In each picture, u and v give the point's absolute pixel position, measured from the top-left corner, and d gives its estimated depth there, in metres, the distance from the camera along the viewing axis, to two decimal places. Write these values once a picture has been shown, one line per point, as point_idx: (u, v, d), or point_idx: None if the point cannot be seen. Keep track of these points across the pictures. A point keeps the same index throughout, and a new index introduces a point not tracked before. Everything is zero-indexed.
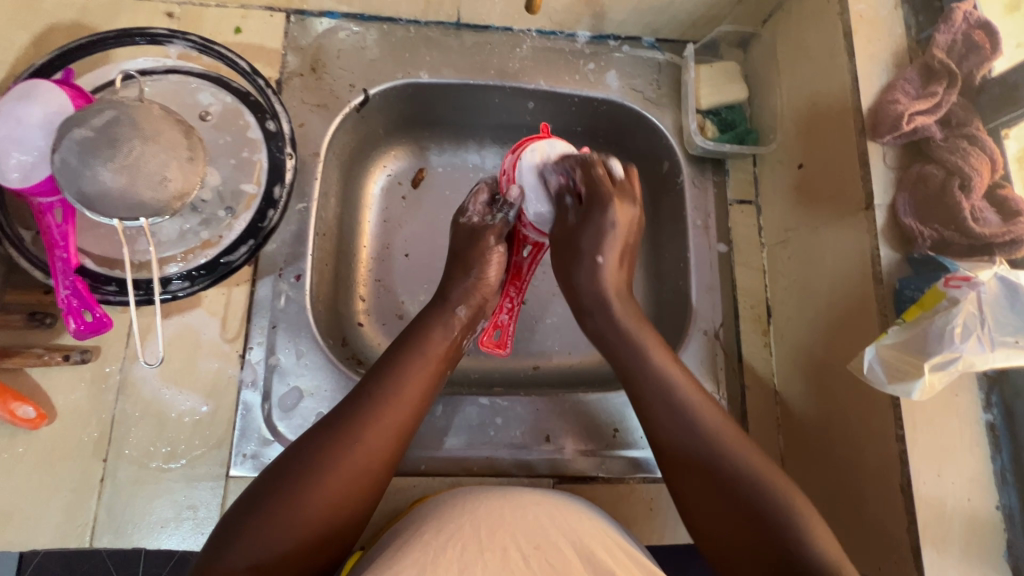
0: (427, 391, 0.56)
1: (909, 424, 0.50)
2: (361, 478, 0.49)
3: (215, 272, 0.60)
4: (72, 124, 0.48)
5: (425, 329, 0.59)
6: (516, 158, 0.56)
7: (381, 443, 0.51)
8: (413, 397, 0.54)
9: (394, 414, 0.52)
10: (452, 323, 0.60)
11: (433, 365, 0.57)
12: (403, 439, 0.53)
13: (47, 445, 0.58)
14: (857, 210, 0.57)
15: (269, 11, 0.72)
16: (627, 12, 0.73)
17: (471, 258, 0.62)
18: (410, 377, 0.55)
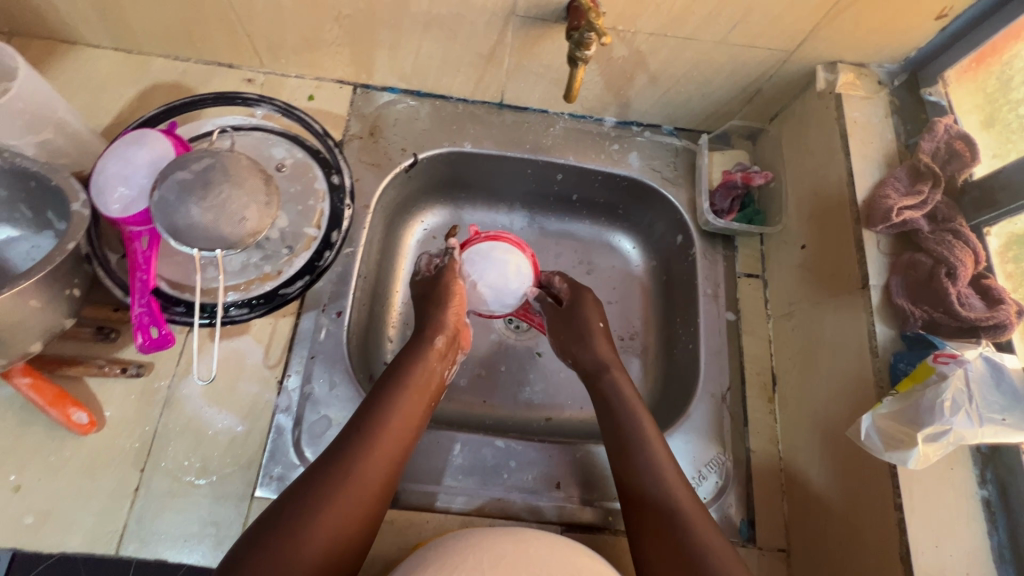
0: (412, 422, 0.62)
1: (906, 493, 0.53)
2: (353, 512, 0.54)
3: (272, 299, 0.68)
4: (174, 167, 0.56)
5: (413, 360, 0.66)
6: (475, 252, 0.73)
7: (373, 475, 0.56)
8: (404, 425, 0.61)
9: (387, 442, 0.58)
10: (433, 354, 0.67)
11: (420, 394, 0.63)
12: (397, 465, 0.59)
13: (92, 451, 0.62)
14: (855, 289, 0.62)
15: (340, 83, 0.83)
16: (650, 104, 0.82)
17: (449, 291, 0.71)
18: (401, 405, 0.61)
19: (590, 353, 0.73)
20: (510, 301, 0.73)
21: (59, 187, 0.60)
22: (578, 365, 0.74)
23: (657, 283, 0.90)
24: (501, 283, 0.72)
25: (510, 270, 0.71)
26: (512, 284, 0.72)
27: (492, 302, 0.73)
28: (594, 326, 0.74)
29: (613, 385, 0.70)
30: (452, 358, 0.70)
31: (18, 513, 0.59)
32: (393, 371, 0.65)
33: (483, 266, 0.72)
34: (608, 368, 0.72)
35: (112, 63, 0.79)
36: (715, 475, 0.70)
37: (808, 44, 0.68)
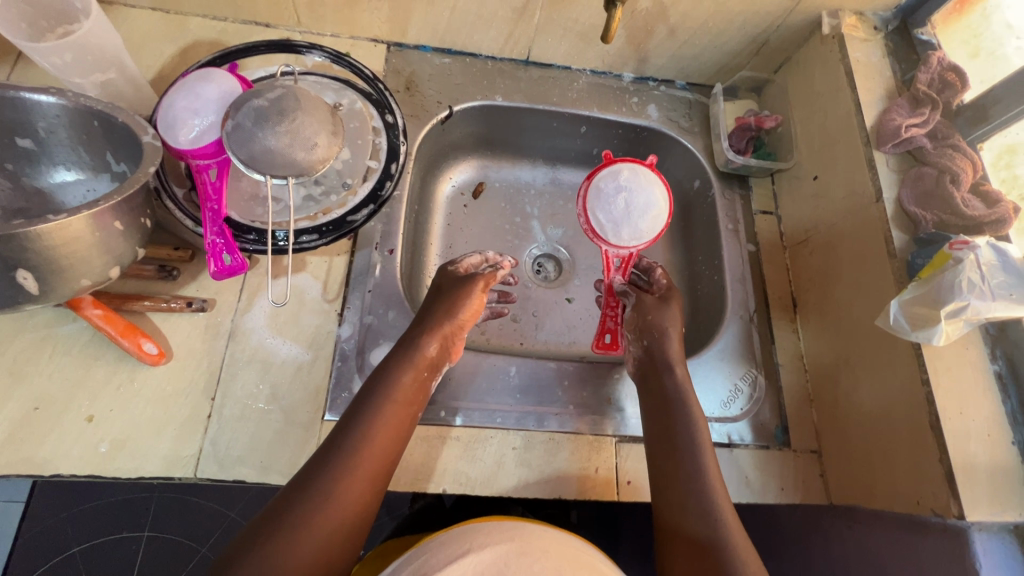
0: (398, 433, 0.59)
1: (931, 369, 0.60)
2: (333, 533, 0.51)
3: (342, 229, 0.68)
4: (250, 96, 0.59)
5: (400, 368, 0.62)
6: (591, 189, 0.69)
7: (353, 494, 0.54)
8: (387, 438, 0.58)
9: (370, 460, 0.56)
10: (423, 361, 0.64)
11: (403, 406, 0.60)
12: (382, 479, 0.57)
13: (163, 381, 0.63)
14: (869, 204, 0.69)
15: (374, 42, 0.87)
16: (666, 59, 0.89)
17: (456, 301, 0.68)
18: (386, 420, 0.59)
19: (663, 346, 0.69)
20: (618, 236, 0.68)
21: (125, 125, 0.61)
22: (643, 354, 0.71)
23: (675, 230, 0.96)
24: (630, 214, 0.67)
25: (648, 214, 0.67)
26: (636, 224, 0.67)
27: (607, 218, 0.67)
28: (675, 325, 0.71)
29: (675, 384, 0.67)
30: (442, 366, 0.67)
31: (92, 442, 0.60)
32: (381, 384, 0.61)
33: (635, 185, 0.67)
34: (673, 366, 0.68)
35: (150, 21, 0.81)
36: (749, 388, 0.75)
37: None
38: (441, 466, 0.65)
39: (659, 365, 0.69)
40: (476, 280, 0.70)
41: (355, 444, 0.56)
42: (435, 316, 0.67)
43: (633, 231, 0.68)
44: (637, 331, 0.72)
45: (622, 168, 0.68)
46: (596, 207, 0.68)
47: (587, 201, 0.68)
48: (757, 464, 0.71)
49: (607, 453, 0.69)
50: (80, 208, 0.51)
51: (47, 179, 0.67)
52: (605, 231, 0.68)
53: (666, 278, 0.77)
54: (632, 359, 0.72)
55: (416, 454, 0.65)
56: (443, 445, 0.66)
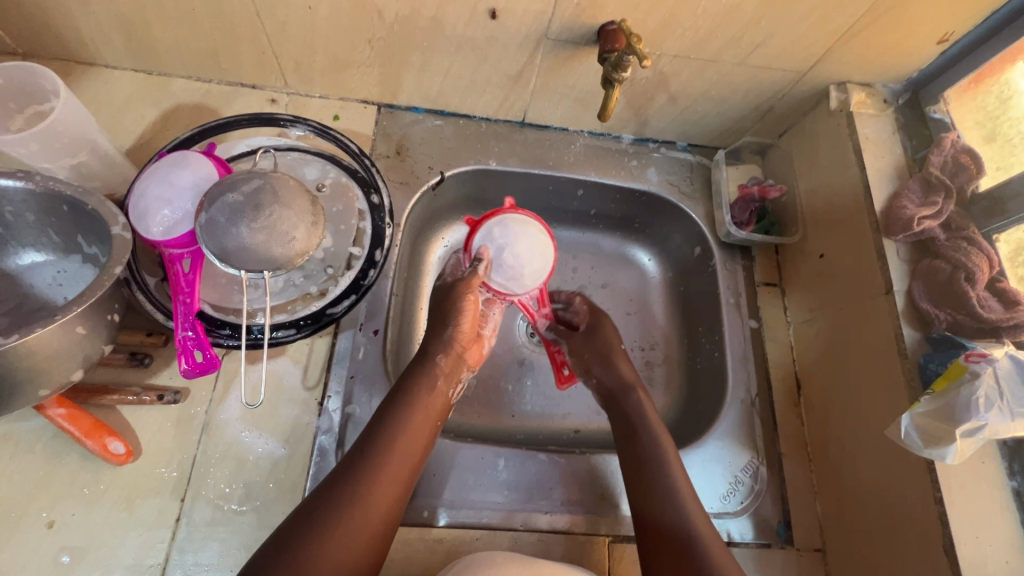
0: (421, 441, 0.59)
1: (944, 487, 0.56)
2: (361, 541, 0.51)
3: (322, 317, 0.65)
4: (224, 189, 0.56)
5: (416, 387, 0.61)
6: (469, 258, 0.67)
7: (381, 498, 0.53)
8: (407, 448, 0.57)
9: (395, 465, 0.56)
10: (438, 375, 0.63)
11: (423, 421, 0.60)
12: (403, 491, 0.56)
13: (130, 481, 0.60)
14: (878, 295, 0.66)
15: (365, 104, 0.83)
16: (666, 122, 0.86)
17: (450, 315, 0.65)
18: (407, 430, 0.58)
19: (614, 373, 0.73)
20: (523, 286, 0.66)
21: (97, 212, 0.58)
22: (600, 385, 0.75)
23: (675, 295, 0.92)
24: (522, 264, 0.65)
25: (535, 250, 0.65)
26: (533, 268, 0.65)
27: (504, 277, 0.66)
28: (617, 346, 0.76)
29: (636, 403, 0.70)
30: (457, 377, 0.66)
31: (52, 552, 0.56)
32: (397, 403, 0.60)
33: (511, 237, 0.65)
34: (631, 387, 0.72)
35: (132, 85, 0.78)
36: (751, 479, 0.72)
37: (821, 65, 0.73)
38: (423, 572, 0.61)
39: (618, 394, 0.72)
40: (465, 284, 0.65)
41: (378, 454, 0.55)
42: (448, 330, 0.66)
43: (532, 273, 0.66)
44: (588, 365, 0.76)
45: (490, 226, 0.66)
46: (489, 264, 0.65)
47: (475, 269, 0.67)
48: (757, 565, 0.67)
49: (598, 555, 0.65)
50: (36, 325, 0.48)
51: (12, 261, 0.64)
52: (510, 289, 0.66)
53: (586, 305, 0.80)
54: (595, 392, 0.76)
55: (397, 559, 0.62)
56: (426, 549, 0.62)
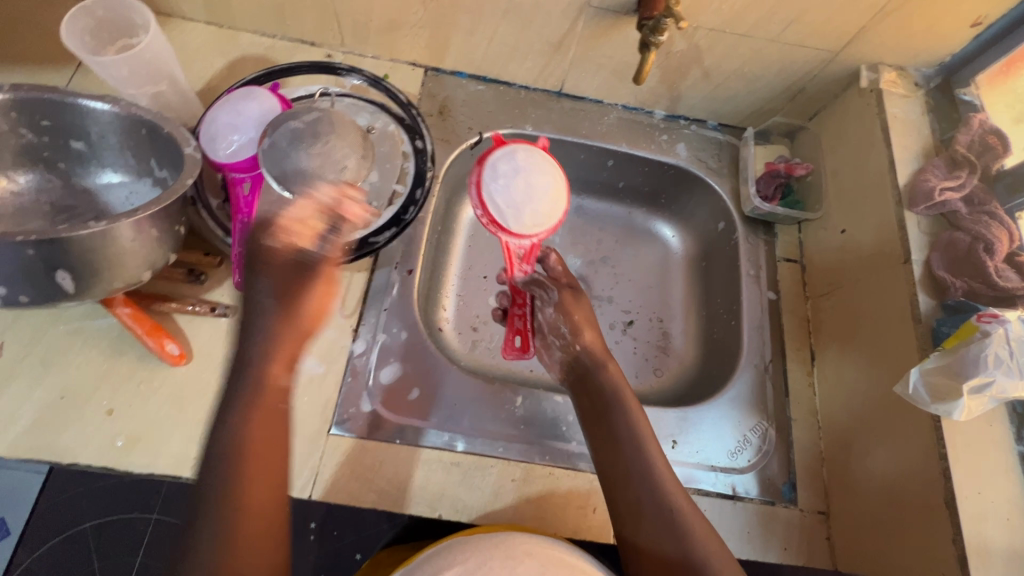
0: (275, 432, 0.53)
1: (949, 444, 0.58)
2: (262, 546, 0.48)
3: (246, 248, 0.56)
4: (287, 118, 0.62)
5: (246, 408, 0.52)
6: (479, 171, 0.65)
7: (262, 498, 0.50)
8: (265, 482, 0.50)
9: (258, 464, 0.50)
10: (265, 356, 0.53)
11: (267, 439, 0.51)
12: (277, 483, 0.51)
13: (181, 381, 0.66)
14: (896, 263, 0.68)
15: (413, 65, 0.89)
16: (699, 99, 0.89)
17: (296, 293, 0.55)
18: (247, 471, 0.50)
19: (585, 345, 0.69)
20: (519, 222, 0.65)
21: (170, 136, 0.64)
22: (574, 357, 0.70)
23: (696, 269, 0.95)
24: (527, 199, 0.64)
25: (548, 196, 0.65)
26: (534, 211, 0.65)
27: (505, 202, 0.64)
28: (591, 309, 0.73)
29: (611, 383, 0.67)
30: (290, 353, 0.55)
31: (109, 437, 0.62)
32: (226, 444, 0.50)
33: (529, 169, 0.65)
34: (604, 362, 0.69)
35: (204, 35, 0.85)
36: (758, 439, 0.74)
37: (854, 45, 0.75)
38: (440, 491, 0.65)
39: (590, 366, 0.68)
40: (310, 266, 0.55)
41: (217, 507, 0.48)
42: (258, 328, 0.54)
43: (533, 215, 0.65)
44: (560, 331, 0.71)
45: (515, 150, 0.66)
46: (496, 183, 0.64)
47: (481, 182, 0.64)
48: (760, 520, 0.69)
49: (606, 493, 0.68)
50: (118, 219, 0.54)
51: (94, 179, 0.70)
52: (505, 218, 0.64)
53: (563, 269, 0.74)
54: (559, 363, 0.72)
55: (416, 476, 0.66)
56: (444, 471, 0.66)
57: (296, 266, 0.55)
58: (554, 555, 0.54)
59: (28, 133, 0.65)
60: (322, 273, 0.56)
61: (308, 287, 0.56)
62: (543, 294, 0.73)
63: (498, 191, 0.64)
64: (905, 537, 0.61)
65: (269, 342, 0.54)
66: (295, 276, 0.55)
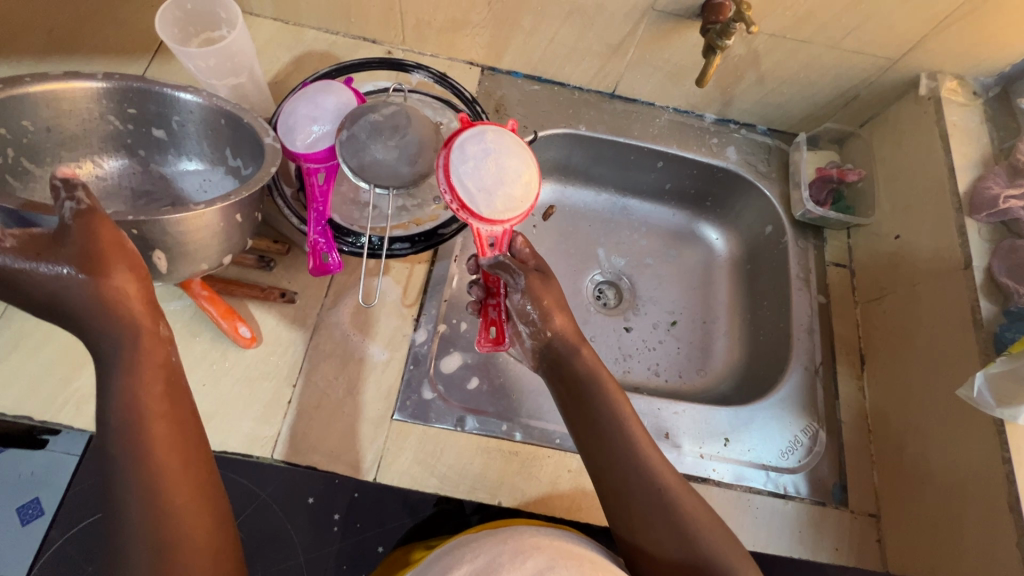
0: (163, 403, 0.50)
1: (1013, 447, 0.60)
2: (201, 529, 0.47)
3: None
4: (366, 111, 0.64)
5: (131, 366, 0.49)
6: (447, 152, 0.61)
7: (179, 480, 0.48)
8: (175, 447, 0.49)
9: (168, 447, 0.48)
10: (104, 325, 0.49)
11: (170, 416, 0.50)
12: (195, 458, 0.50)
13: (251, 364, 0.68)
14: (956, 270, 0.70)
15: (470, 65, 0.91)
16: (751, 104, 0.90)
17: (97, 254, 0.48)
18: (155, 436, 0.48)
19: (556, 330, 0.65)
20: (490, 207, 0.59)
21: (249, 127, 0.65)
22: (545, 346, 0.65)
23: (741, 272, 0.95)
24: (501, 182, 0.60)
25: (520, 179, 0.61)
26: (506, 193, 0.60)
27: (476, 184, 0.59)
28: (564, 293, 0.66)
29: (587, 367, 0.64)
30: (146, 320, 0.51)
31: None
32: (117, 405, 0.48)
33: (502, 150, 0.61)
34: (579, 350, 0.65)
35: (270, 30, 0.88)
36: (808, 440, 0.75)
37: (914, 53, 0.76)
38: (499, 478, 0.67)
39: (563, 354, 0.65)
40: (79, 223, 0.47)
41: (134, 475, 0.46)
42: (73, 295, 0.48)
43: (505, 198, 0.60)
44: (529, 317, 0.64)
45: (487, 131, 0.62)
46: (471, 164, 0.59)
47: (450, 163, 0.60)
48: (811, 520, 0.70)
49: None
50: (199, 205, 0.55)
51: (171, 167, 0.72)
52: (475, 202, 0.59)
53: (529, 250, 0.66)
54: (530, 353, 0.67)
55: (476, 463, 0.67)
56: (504, 459, 0.68)
57: (48, 238, 0.48)
58: (562, 547, 0.53)
59: (115, 120, 0.67)
60: (102, 241, 0.48)
61: (90, 254, 0.48)
62: (509, 279, 0.62)
63: (458, 170, 0.59)
64: (961, 537, 0.63)
65: (87, 307, 0.49)
66: (49, 249, 0.47)
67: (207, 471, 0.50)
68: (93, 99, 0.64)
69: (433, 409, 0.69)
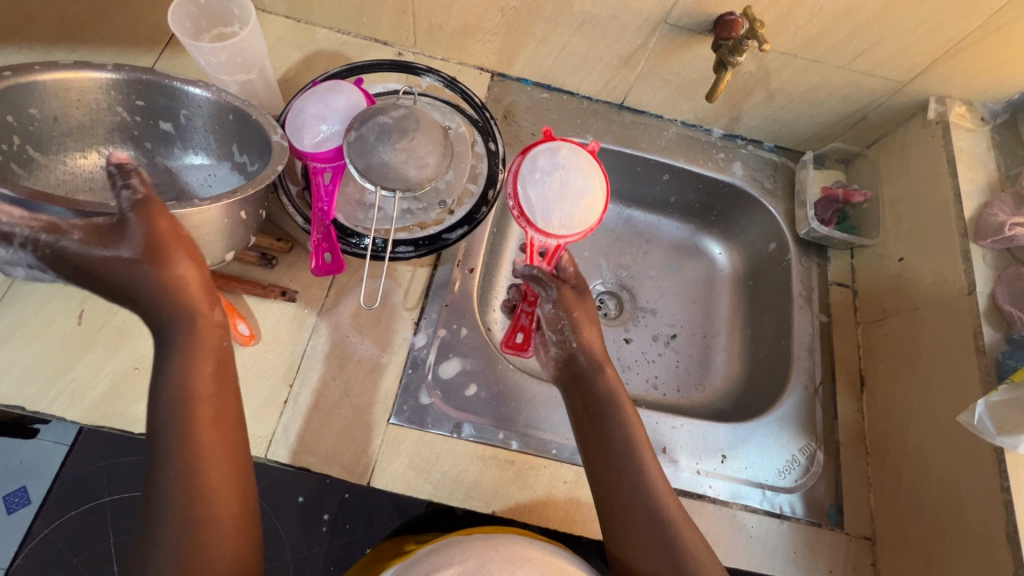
0: (212, 388, 0.51)
1: (1012, 477, 0.60)
2: (230, 514, 0.48)
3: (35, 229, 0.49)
4: (376, 113, 0.64)
5: (188, 348, 0.51)
6: (522, 162, 0.65)
7: (216, 466, 0.49)
8: (217, 428, 0.50)
9: (210, 431, 0.49)
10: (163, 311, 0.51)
11: (217, 402, 0.51)
12: (233, 445, 0.51)
13: (248, 361, 0.67)
14: (959, 295, 0.70)
15: (480, 70, 0.91)
16: (758, 120, 0.90)
17: (161, 246, 0.50)
18: (200, 418, 0.49)
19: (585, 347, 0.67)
20: (547, 222, 0.63)
21: (257, 124, 0.65)
22: (569, 357, 0.68)
23: (743, 288, 0.95)
24: (562, 201, 0.62)
25: (582, 201, 0.62)
26: (565, 211, 0.62)
27: (538, 198, 0.63)
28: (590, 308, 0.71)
29: (607, 387, 0.65)
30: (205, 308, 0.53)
31: None
32: (169, 386, 0.50)
33: (571, 169, 0.63)
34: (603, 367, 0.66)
35: (282, 28, 0.88)
36: (805, 460, 0.74)
37: (923, 77, 0.77)
38: (494, 487, 0.66)
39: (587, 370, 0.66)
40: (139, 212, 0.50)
41: (176, 455, 0.48)
42: (140, 283, 0.50)
43: (563, 217, 0.63)
44: (559, 328, 0.68)
45: (563, 148, 0.64)
46: (537, 178, 0.63)
47: (521, 174, 0.64)
48: (806, 540, 0.69)
49: None
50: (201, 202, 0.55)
51: (177, 160, 0.72)
52: (533, 213, 0.63)
53: (574, 271, 0.71)
54: (555, 361, 0.70)
55: (471, 471, 0.67)
56: (500, 468, 0.67)
57: (112, 230, 0.50)
58: (549, 560, 0.53)
59: (123, 112, 0.67)
60: (158, 231, 0.50)
61: (152, 247, 0.50)
62: (542, 291, 0.69)
63: (526, 183, 0.63)
64: (954, 564, 0.63)
65: (154, 296, 0.51)
66: (114, 241, 0.49)
67: (244, 457, 0.52)
68: (102, 89, 0.64)
69: (430, 414, 0.68)
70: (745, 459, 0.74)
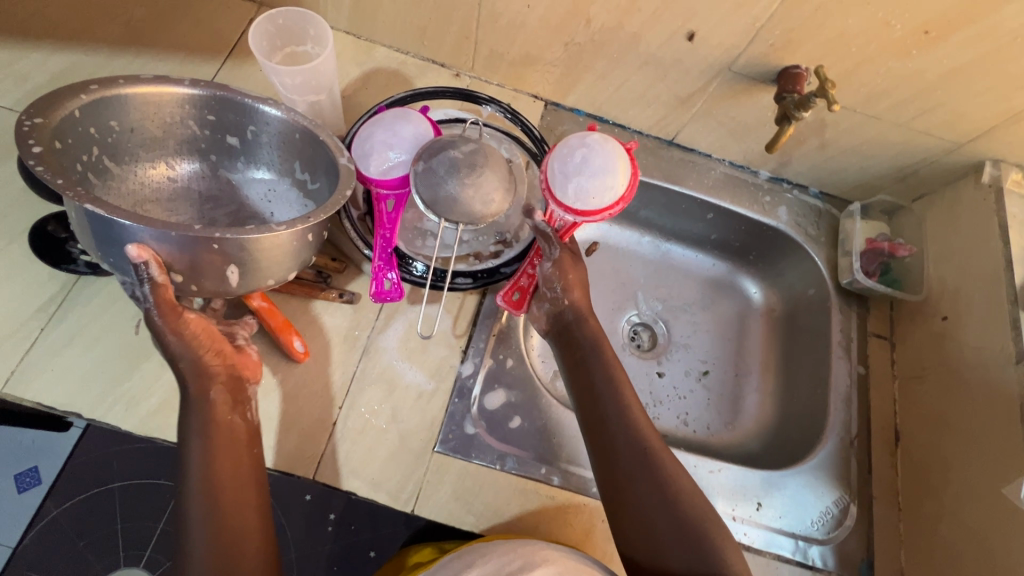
0: (232, 429, 0.58)
1: None
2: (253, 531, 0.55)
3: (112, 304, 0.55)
4: (447, 147, 0.64)
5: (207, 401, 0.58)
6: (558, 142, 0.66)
7: (239, 493, 0.56)
8: (232, 456, 0.57)
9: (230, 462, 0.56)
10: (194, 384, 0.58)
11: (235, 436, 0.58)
12: (252, 474, 0.58)
13: (300, 381, 0.68)
14: (1007, 363, 0.71)
15: (534, 98, 0.92)
16: (806, 167, 0.90)
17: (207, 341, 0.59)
18: (218, 451, 0.56)
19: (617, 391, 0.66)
20: (563, 190, 0.63)
21: (325, 145, 0.65)
22: (560, 315, 0.71)
23: (778, 331, 0.96)
24: (579, 176, 0.62)
25: (598, 181, 0.62)
26: (580, 186, 0.62)
27: (561, 170, 0.63)
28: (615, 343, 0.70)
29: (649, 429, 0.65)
30: (233, 387, 0.60)
31: None
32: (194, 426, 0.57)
33: (597, 152, 0.63)
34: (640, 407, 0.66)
35: (342, 44, 0.89)
36: (839, 513, 0.75)
37: (980, 142, 0.78)
38: (534, 522, 0.67)
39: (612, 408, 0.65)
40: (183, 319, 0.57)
41: (200, 485, 0.55)
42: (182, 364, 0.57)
43: (579, 190, 0.62)
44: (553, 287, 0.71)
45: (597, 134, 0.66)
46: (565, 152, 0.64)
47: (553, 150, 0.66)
48: None
49: None
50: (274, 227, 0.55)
51: (239, 172, 0.72)
52: (555, 184, 0.64)
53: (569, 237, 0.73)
54: (545, 316, 0.73)
55: (513, 504, 0.67)
56: (541, 502, 0.68)
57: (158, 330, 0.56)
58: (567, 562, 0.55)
59: (194, 124, 0.67)
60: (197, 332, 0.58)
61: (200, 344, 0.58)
62: (545, 248, 0.70)
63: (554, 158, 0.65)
64: None
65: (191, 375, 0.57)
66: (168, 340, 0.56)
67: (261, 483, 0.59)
68: (179, 103, 0.65)
69: (474, 445, 0.69)
70: (779, 508, 0.74)
